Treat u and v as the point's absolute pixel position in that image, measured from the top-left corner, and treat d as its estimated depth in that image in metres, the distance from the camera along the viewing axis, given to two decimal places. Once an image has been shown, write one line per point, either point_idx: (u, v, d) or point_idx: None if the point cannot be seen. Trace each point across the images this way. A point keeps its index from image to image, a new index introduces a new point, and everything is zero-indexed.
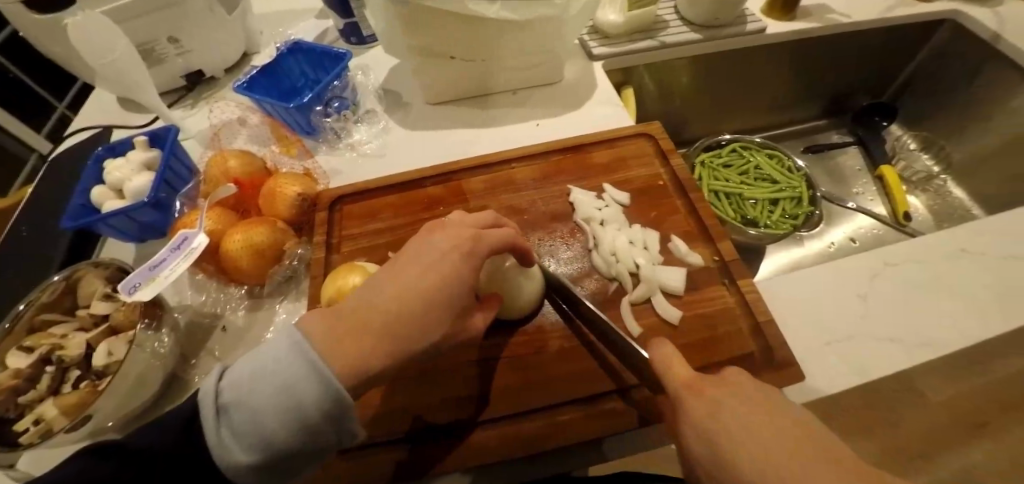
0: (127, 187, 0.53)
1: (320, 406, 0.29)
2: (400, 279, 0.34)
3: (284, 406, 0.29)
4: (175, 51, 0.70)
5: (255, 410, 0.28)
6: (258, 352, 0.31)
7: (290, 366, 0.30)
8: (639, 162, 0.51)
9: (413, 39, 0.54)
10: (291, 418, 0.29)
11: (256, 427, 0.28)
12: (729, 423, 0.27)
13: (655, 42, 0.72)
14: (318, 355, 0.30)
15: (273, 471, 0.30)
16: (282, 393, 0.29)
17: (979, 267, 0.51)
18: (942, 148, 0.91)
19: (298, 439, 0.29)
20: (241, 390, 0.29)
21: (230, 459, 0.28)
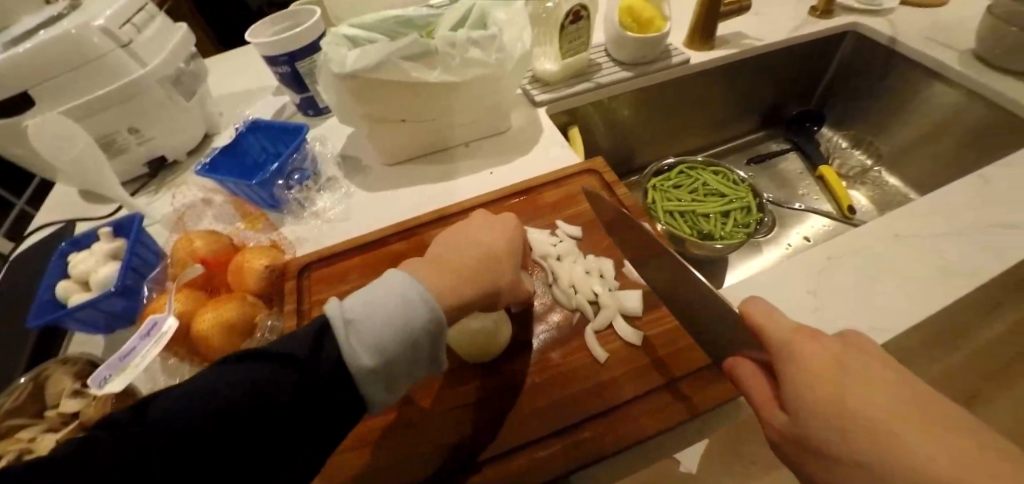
0: (93, 279, 0.53)
1: (422, 324, 0.36)
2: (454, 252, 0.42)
3: (396, 324, 0.35)
4: (137, 141, 0.72)
5: (372, 331, 0.34)
6: (367, 288, 0.37)
7: (397, 299, 0.36)
8: (587, 197, 0.55)
9: (363, 109, 0.58)
10: (402, 331, 0.35)
11: (373, 341, 0.34)
12: (829, 377, 0.26)
13: (591, 84, 0.78)
14: (423, 288, 0.37)
15: (379, 383, 0.35)
16: (400, 311, 0.35)
17: (911, 249, 0.56)
18: (870, 144, 1.00)
19: (403, 353, 0.35)
20: (363, 310, 0.35)
21: (354, 366, 0.33)
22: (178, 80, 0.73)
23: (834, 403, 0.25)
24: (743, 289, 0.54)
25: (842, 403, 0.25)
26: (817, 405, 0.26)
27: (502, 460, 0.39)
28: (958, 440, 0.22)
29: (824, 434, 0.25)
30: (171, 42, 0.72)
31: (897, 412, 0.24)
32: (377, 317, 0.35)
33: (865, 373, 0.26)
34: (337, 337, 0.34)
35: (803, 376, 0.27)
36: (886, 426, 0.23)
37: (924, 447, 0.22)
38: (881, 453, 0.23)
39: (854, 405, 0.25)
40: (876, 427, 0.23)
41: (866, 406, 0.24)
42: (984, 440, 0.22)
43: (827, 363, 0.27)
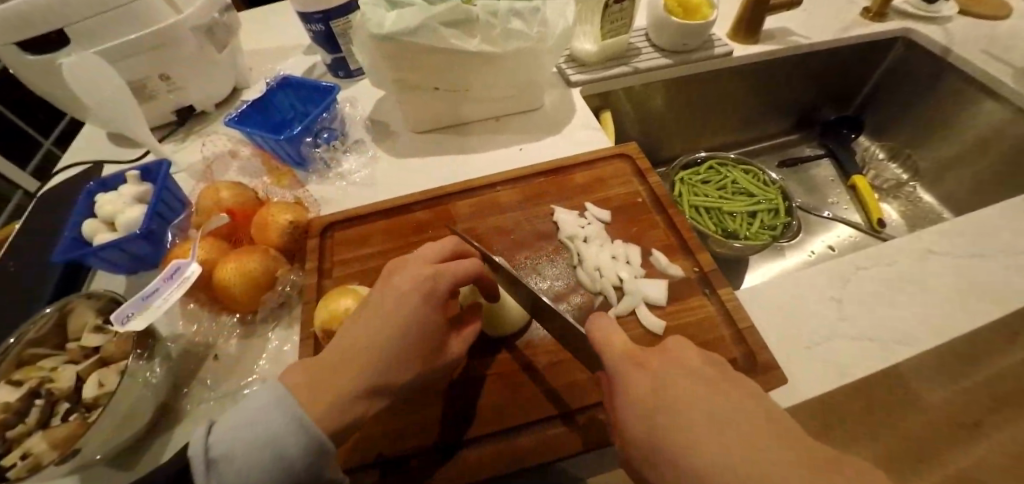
0: (119, 220, 0.54)
1: (306, 455, 0.31)
2: (386, 327, 0.34)
3: (269, 455, 0.30)
4: (167, 89, 0.72)
5: (247, 464, 0.30)
6: (238, 404, 0.33)
7: (277, 421, 0.31)
8: (618, 181, 0.54)
9: (395, 73, 0.57)
10: (277, 471, 0.30)
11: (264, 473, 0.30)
12: (659, 399, 0.27)
13: (629, 68, 0.76)
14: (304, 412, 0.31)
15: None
16: (275, 431, 0.31)
17: (943, 267, 0.54)
18: (908, 157, 0.96)
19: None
20: (230, 451, 0.30)
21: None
22: (210, 31, 0.71)
23: (658, 426, 0.26)
24: (767, 291, 0.53)
25: (662, 423, 0.26)
26: (644, 424, 0.27)
27: (508, 435, 0.39)
28: (755, 432, 0.24)
29: (653, 459, 0.26)
30: None
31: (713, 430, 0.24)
32: (248, 416, 0.31)
33: (681, 386, 0.27)
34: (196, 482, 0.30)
35: (632, 400, 0.28)
36: (703, 432, 0.24)
37: (728, 448, 0.23)
38: (694, 459, 0.24)
39: (674, 419, 0.26)
40: (698, 436, 0.24)
41: (679, 422, 0.25)
42: (778, 427, 0.24)
43: (655, 384, 0.28)
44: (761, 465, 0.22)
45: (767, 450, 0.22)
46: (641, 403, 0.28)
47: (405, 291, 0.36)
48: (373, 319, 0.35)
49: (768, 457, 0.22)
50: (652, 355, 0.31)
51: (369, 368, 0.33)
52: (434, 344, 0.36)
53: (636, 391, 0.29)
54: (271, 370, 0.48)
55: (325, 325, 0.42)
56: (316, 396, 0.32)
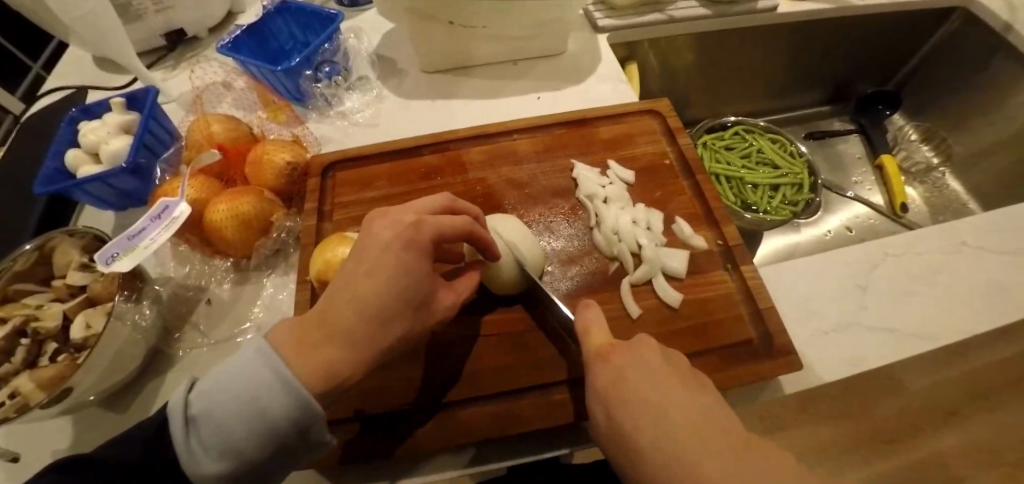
0: (103, 152, 0.50)
1: (287, 416, 0.29)
2: (374, 276, 0.31)
3: (250, 414, 0.29)
4: (154, 8, 0.66)
5: (226, 422, 0.28)
6: (223, 364, 0.32)
7: (260, 379, 0.30)
8: (645, 139, 0.49)
9: (407, 3, 0.51)
10: (258, 431, 0.29)
11: (242, 433, 0.28)
12: (655, 406, 0.25)
13: (664, 16, 0.69)
14: (288, 370, 0.30)
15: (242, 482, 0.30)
16: (256, 390, 0.29)
17: (975, 259, 0.51)
18: (943, 140, 0.91)
19: (270, 461, 0.30)
20: (211, 408, 0.29)
21: (195, 473, 0.28)
22: None
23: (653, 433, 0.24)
24: (791, 269, 0.50)
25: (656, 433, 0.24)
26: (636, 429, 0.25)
27: (508, 398, 0.38)
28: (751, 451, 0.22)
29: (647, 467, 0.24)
30: None
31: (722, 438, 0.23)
32: (229, 377, 0.30)
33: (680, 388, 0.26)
34: (175, 438, 0.28)
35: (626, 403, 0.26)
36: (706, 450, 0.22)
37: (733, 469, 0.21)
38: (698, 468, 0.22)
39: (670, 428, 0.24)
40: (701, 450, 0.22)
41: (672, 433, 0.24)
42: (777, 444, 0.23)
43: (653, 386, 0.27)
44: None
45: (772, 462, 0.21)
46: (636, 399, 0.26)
47: (383, 241, 0.33)
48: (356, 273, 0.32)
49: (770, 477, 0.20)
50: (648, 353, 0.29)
51: (361, 319, 0.30)
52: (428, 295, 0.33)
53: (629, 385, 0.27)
54: (265, 319, 0.46)
55: (321, 274, 0.40)
56: (308, 351, 0.30)
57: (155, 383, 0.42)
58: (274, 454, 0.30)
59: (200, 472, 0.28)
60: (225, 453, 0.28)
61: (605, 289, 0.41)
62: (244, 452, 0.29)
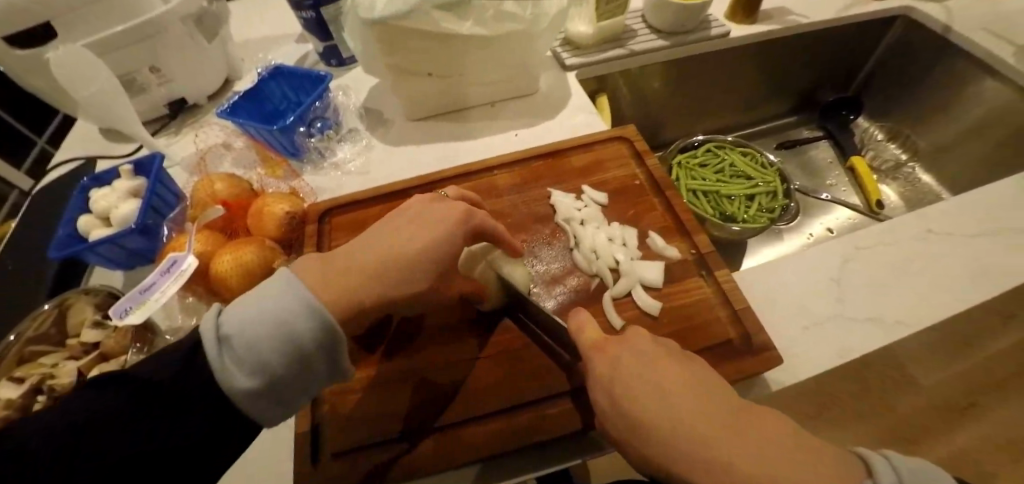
0: (113, 215, 0.53)
1: (311, 336, 0.31)
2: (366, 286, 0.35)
3: (283, 335, 0.30)
4: (158, 81, 0.71)
5: (260, 340, 0.30)
6: (247, 295, 0.32)
7: (292, 305, 0.31)
8: (616, 164, 0.53)
9: (389, 59, 0.56)
10: (289, 351, 0.30)
11: (275, 352, 0.30)
12: (669, 420, 0.26)
13: (625, 50, 0.75)
14: (319, 301, 0.32)
15: (271, 403, 0.31)
16: (287, 315, 0.31)
17: (946, 244, 0.53)
18: (908, 138, 0.96)
19: (298, 382, 0.31)
20: (244, 328, 0.30)
21: (229, 389, 0.29)
22: (200, 20, 0.71)
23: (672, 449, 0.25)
24: (767, 271, 0.53)
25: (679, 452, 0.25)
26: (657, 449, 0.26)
27: (506, 415, 0.40)
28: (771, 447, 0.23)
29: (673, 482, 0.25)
30: None
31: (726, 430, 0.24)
32: (258, 304, 0.31)
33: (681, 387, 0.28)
34: (208, 356, 0.29)
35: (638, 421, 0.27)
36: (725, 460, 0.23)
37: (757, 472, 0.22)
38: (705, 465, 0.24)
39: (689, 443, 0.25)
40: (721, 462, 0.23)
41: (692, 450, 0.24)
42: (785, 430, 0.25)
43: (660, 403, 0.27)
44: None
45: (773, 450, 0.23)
46: (647, 399, 0.27)
47: (426, 218, 0.38)
48: (395, 242, 0.37)
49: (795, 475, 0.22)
50: (644, 364, 0.29)
51: (397, 287, 0.36)
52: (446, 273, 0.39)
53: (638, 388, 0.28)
54: None
55: None
56: (337, 294, 0.33)
57: None
58: (302, 376, 0.31)
59: (234, 389, 0.29)
60: (259, 370, 0.29)
61: (588, 305, 0.43)
62: (277, 370, 0.30)
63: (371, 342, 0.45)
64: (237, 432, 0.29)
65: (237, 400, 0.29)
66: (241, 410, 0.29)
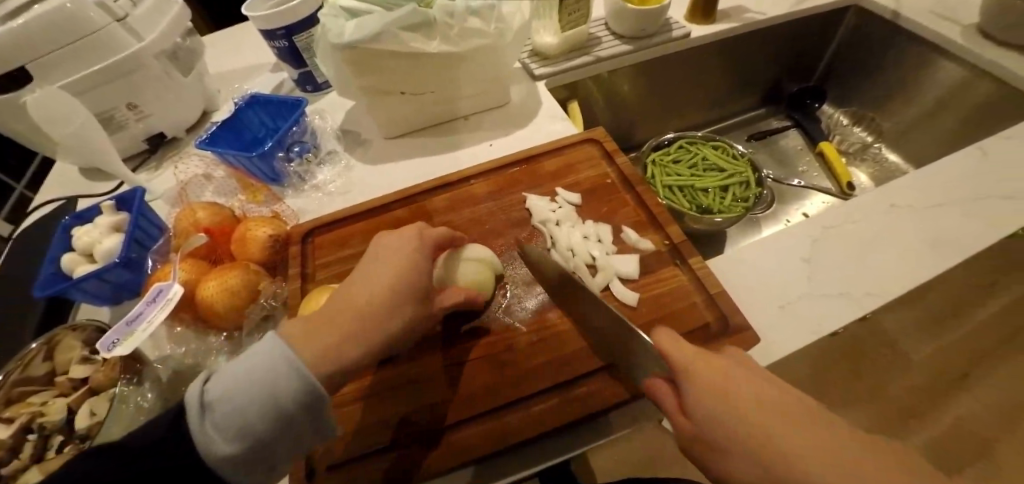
0: (97, 251, 0.54)
1: (296, 397, 0.31)
2: (373, 293, 0.36)
3: (263, 397, 0.30)
4: (135, 117, 0.72)
5: (241, 404, 0.30)
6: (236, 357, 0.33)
7: (274, 363, 0.31)
8: (588, 165, 0.55)
9: (362, 81, 0.58)
10: (272, 414, 0.30)
11: (255, 415, 0.30)
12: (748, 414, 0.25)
13: (591, 57, 0.77)
14: (298, 356, 0.32)
15: (252, 467, 0.30)
16: (268, 376, 0.31)
17: (909, 218, 0.56)
18: (871, 120, 0.99)
19: (285, 446, 0.31)
20: (227, 392, 0.30)
21: (209, 455, 0.28)
22: (174, 55, 0.73)
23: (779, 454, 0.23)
24: (742, 256, 0.55)
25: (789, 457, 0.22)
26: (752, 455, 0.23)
27: (498, 415, 0.41)
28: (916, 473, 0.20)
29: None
30: (167, 18, 0.71)
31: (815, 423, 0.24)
32: (243, 367, 0.31)
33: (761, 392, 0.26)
34: (189, 422, 0.29)
35: (741, 425, 0.25)
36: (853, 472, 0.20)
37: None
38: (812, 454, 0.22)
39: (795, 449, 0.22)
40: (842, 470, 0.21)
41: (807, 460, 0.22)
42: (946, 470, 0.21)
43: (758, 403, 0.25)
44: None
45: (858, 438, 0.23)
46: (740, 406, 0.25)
47: (393, 250, 0.40)
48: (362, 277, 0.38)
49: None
50: (740, 368, 0.28)
51: (361, 327, 0.34)
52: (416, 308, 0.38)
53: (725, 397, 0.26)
54: None
55: None
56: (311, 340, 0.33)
57: None
58: (284, 437, 0.31)
59: (214, 457, 0.29)
60: (239, 436, 0.29)
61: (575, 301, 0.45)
62: (258, 434, 0.30)
63: None
64: None
65: (218, 467, 0.29)
66: (223, 476, 0.29)
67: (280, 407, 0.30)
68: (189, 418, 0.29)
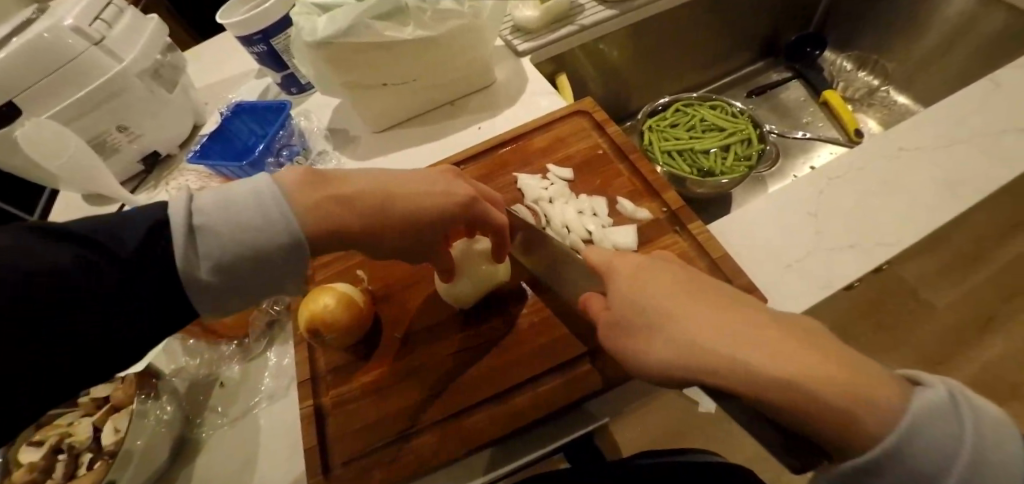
0: None
1: (283, 251, 0.33)
2: (376, 180, 0.37)
3: (249, 241, 0.32)
4: (127, 139, 0.72)
5: (227, 237, 0.31)
6: (229, 184, 0.34)
7: (270, 212, 0.33)
8: (578, 137, 0.54)
9: (341, 77, 0.57)
10: (255, 258, 0.32)
11: (234, 246, 0.31)
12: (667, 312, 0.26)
13: (575, 27, 0.75)
14: (294, 211, 0.34)
15: (220, 301, 0.33)
16: (259, 213, 0.33)
17: (919, 161, 0.53)
18: (877, 63, 0.95)
19: (255, 289, 0.34)
20: (220, 220, 0.32)
21: (189, 276, 0.30)
22: (157, 72, 0.73)
23: (677, 331, 0.25)
24: (745, 217, 0.53)
25: (687, 332, 0.25)
26: (656, 337, 0.26)
27: (504, 398, 0.40)
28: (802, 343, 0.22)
29: (672, 363, 0.25)
30: (146, 33, 0.71)
31: (733, 329, 0.23)
32: (235, 193, 0.33)
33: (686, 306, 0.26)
34: (174, 237, 0.30)
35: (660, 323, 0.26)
36: (737, 339, 0.23)
37: (764, 354, 0.22)
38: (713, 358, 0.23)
39: (692, 327, 0.25)
40: (726, 336, 0.23)
41: (698, 338, 0.24)
42: (810, 327, 0.24)
43: (666, 294, 0.28)
44: (817, 381, 0.20)
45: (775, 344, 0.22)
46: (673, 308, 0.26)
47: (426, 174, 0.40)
48: (404, 187, 0.38)
49: (807, 363, 0.21)
50: (653, 268, 0.31)
51: (394, 239, 0.38)
52: (439, 244, 0.41)
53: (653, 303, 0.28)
54: (276, 385, 0.50)
55: (309, 326, 0.42)
56: (318, 209, 0.34)
57: (187, 467, 0.46)
58: (262, 279, 0.33)
59: (190, 281, 0.31)
60: (215, 262, 0.31)
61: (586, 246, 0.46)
62: (232, 267, 0.32)
63: (364, 349, 0.46)
64: (178, 319, 0.32)
65: (188, 287, 0.31)
66: (188, 299, 0.31)
67: (268, 255, 0.33)
68: (170, 231, 0.30)
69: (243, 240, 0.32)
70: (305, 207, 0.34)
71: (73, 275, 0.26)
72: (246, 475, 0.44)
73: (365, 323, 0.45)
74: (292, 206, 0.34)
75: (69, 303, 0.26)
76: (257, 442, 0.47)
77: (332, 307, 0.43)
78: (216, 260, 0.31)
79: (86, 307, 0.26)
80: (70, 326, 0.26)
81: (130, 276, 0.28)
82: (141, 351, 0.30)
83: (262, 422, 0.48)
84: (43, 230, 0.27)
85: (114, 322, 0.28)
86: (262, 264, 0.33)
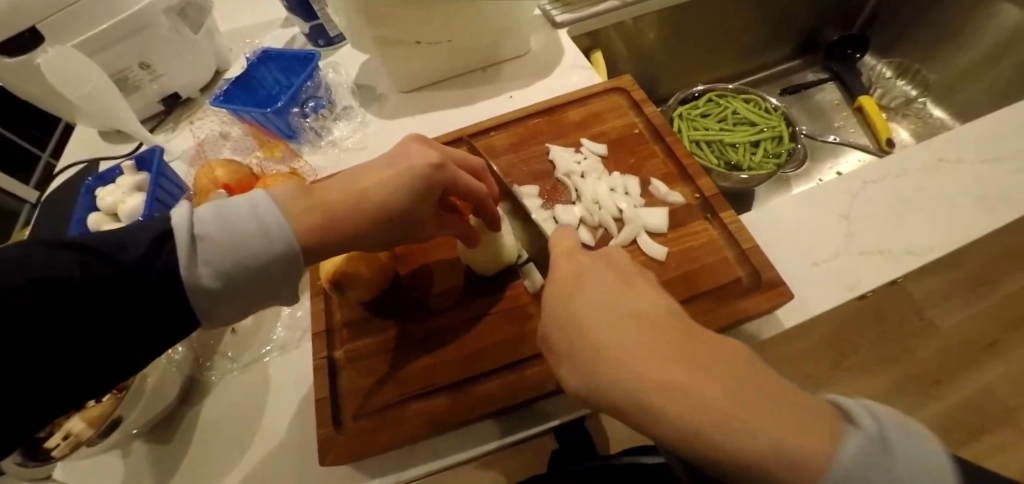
0: (122, 210, 0.54)
1: (282, 256, 0.32)
2: (346, 182, 0.36)
3: (249, 250, 0.31)
4: (148, 77, 0.71)
5: (228, 247, 0.31)
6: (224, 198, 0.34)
7: (271, 232, 0.32)
8: (614, 114, 0.52)
9: (373, 30, 0.55)
10: (254, 266, 0.32)
11: (230, 250, 0.31)
12: (594, 317, 0.25)
13: (616, 2, 0.72)
14: (289, 222, 0.33)
15: (223, 303, 0.32)
16: (254, 220, 0.32)
17: (961, 173, 0.51)
18: (917, 72, 0.92)
19: (257, 288, 0.33)
20: (221, 230, 0.31)
21: (192, 284, 0.30)
22: (183, 12, 0.70)
23: (604, 361, 0.22)
24: (775, 211, 0.52)
25: (619, 362, 0.22)
26: (586, 362, 0.23)
27: (519, 366, 0.40)
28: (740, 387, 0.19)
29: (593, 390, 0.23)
30: None
31: (668, 362, 0.20)
32: (228, 204, 0.32)
33: (618, 324, 0.23)
34: (178, 248, 0.30)
35: (594, 339, 0.24)
36: (672, 392, 0.19)
37: (691, 411, 0.19)
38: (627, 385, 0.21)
39: (635, 365, 0.21)
40: (663, 387, 0.20)
41: (634, 366, 0.21)
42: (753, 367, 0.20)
43: (603, 322, 0.24)
44: (753, 436, 0.17)
45: (709, 387, 0.19)
46: (609, 316, 0.24)
47: (385, 155, 0.39)
48: (373, 179, 0.36)
49: (725, 397, 0.18)
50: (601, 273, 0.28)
51: (388, 230, 0.37)
52: (432, 220, 0.40)
53: (601, 312, 0.25)
54: (288, 337, 0.50)
55: (329, 279, 0.42)
56: (304, 216, 0.34)
57: (194, 409, 0.47)
58: (261, 282, 0.32)
59: (193, 288, 0.30)
60: (215, 268, 0.30)
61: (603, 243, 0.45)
62: (233, 273, 0.31)
63: (380, 307, 0.46)
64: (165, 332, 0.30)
65: (191, 297, 0.30)
66: (190, 308, 0.30)
67: (269, 264, 0.32)
68: (173, 241, 0.30)
69: (247, 257, 0.31)
70: (294, 210, 0.34)
71: (85, 289, 0.26)
72: (255, 420, 0.45)
73: (385, 279, 0.45)
74: (284, 212, 0.33)
75: (67, 305, 0.26)
76: (268, 391, 0.47)
77: (356, 260, 0.42)
78: (218, 272, 0.31)
79: (92, 315, 0.26)
80: (76, 338, 0.26)
81: (135, 286, 0.28)
82: (145, 346, 0.29)
83: (273, 370, 0.48)
84: (61, 243, 0.27)
85: (113, 330, 0.28)
86: (263, 269, 0.32)
